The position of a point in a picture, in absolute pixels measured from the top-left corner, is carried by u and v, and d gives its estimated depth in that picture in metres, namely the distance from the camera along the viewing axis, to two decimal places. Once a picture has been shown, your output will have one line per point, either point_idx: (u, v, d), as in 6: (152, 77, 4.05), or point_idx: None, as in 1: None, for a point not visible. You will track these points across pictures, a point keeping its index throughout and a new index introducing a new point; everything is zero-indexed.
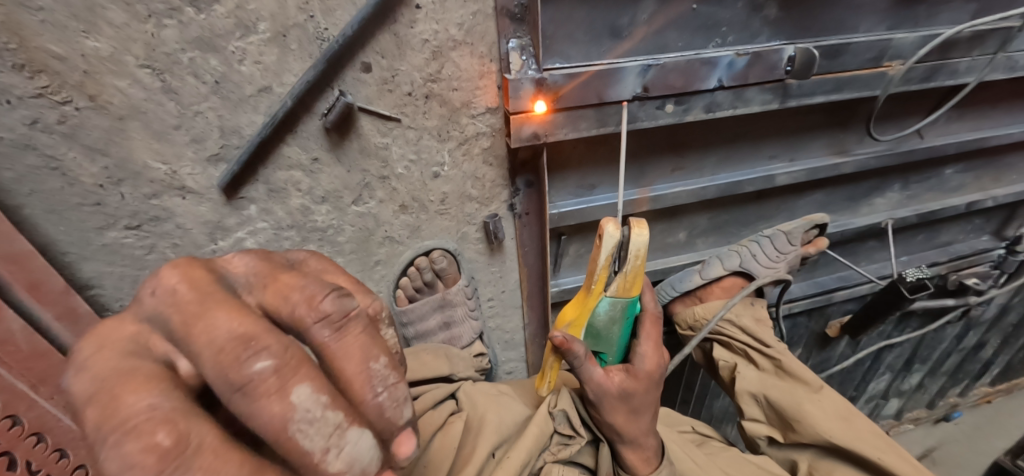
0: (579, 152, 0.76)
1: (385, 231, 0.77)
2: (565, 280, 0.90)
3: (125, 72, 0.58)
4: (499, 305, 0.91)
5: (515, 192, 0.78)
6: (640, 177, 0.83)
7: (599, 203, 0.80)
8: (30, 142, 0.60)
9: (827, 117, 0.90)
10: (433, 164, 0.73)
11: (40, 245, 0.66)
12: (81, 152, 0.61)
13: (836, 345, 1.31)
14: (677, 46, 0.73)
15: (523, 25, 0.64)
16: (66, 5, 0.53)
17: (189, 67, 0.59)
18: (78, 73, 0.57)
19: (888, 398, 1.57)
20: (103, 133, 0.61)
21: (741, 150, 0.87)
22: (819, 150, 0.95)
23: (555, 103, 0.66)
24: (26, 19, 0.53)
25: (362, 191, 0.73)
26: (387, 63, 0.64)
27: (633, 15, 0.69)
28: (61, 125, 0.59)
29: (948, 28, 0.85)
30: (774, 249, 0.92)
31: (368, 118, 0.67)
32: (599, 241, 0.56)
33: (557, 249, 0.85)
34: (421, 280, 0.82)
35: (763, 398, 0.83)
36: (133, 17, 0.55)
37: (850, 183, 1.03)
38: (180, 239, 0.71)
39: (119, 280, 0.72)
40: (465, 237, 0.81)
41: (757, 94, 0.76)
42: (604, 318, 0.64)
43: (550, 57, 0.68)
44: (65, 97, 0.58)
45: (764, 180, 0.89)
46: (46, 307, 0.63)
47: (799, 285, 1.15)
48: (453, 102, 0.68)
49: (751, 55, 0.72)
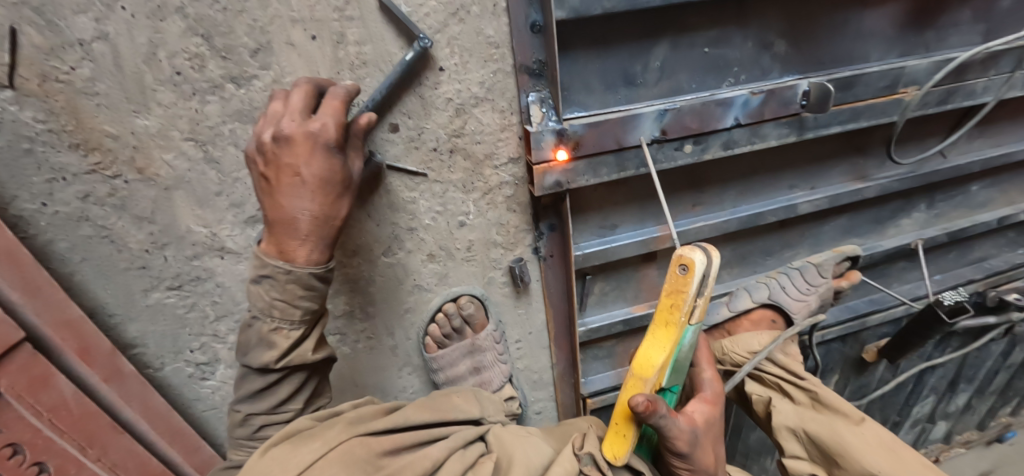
0: (601, 194, 0.78)
1: (414, 279, 0.79)
2: (591, 319, 0.90)
3: (170, 146, 0.61)
4: (527, 346, 0.91)
5: (540, 236, 0.79)
6: (661, 214, 0.84)
7: (622, 243, 0.81)
8: (83, 214, 0.64)
9: (845, 144, 0.90)
10: (459, 214, 0.75)
11: (90, 309, 0.69)
12: (130, 221, 0.65)
13: (875, 370, 1.27)
14: (691, 87, 0.75)
15: (541, 79, 0.67)
16: (119, 89, 0.58)
17: (230, 138, 0.62)
18: (128, 149, 0.61)
19: (935, 421, 1.51)
20: (150, 203, 0.64)
21: (760, 182, 0.88)
22: (840, 177, 0.94)
23: (577, 152, 0.68)
24: (82, 103, 0.57)
25: (392, 242, 0.75)
26: (413, 123, 0.67)
27: (646, 61, 0.71)
28: (111, 197, 0.63)
29: (960, 51, 0.85)
30: (803, 281, 0.91)
31: (397, 175, 0.70)
32: (690, 273, 0.53)
33: (583, 288, 0.86)
34: (450, 326, 0.82)
35: (802, 433, 0.81)
36: (179, 96, 0.59)
37: (873, 206, 1.02)
38: (219, 297, 0.73)
39: (162, 340, 0.75)
40: (492, 282, 0.82)
41: (774, 129, 0.77)
42: (683, 351, 0.60)
43: (568, 107, 0.70)
44: (116, 172, 0.62)
45: (786, 210, 0.89)
46: (93, 370, 0.65)
47: (831, 311, 1.12)
48: (477, 154, 0.71)
49: (765, 93, 0.73)
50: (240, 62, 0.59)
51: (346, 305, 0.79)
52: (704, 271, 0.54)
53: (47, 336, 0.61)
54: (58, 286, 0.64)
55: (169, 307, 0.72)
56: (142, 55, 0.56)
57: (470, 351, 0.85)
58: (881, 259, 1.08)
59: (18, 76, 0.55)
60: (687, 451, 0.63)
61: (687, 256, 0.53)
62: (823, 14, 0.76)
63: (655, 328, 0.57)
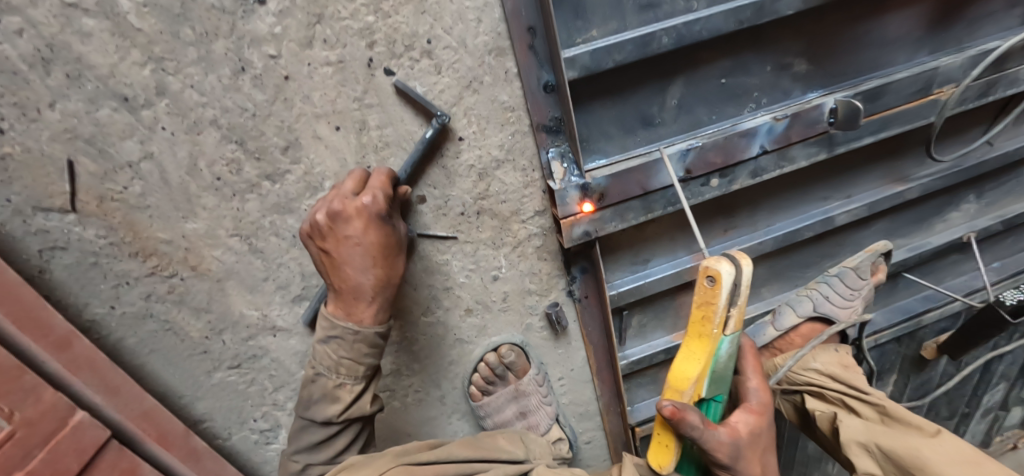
0: (630, 234, 0.78)
1: (454, 334, 0.81)
2: (632, 351, 0.90)
3: (218, 243, 0.65)
4: (570, 382, 0.92)
5: (572, 279, 0.79)
6: (692, 243, 0.83)
7: (656, 278, 0.81)
8: (147, 312, 0.68)
9: (879, 149, 0.87)
10: (491, 268, 0.76)
11: (162, 394, 0.75)
12: (189, 313, 0.70)
13: (936, 365, 1.21)
14: (711, 119, 0.74)
15: (559, 135, 0.68)
16: (167, 200, 0.62)
17: (271, 228, 0.66)
18: (181, 250, 0.65)
19: (1009, 408, 1.43)
20: (206, 295, 0.69)
21: (792, 199, 0.86)
22: (877, 180, 0.91)
23: (602, 202, 0.69)
24: (137, 216, 0.62)
25: (430, 303, 0.77)
26: (439, 192, 0.69)
27: (662, 101, 0.71)
28: (170, 293, 0.68)
29: (996, 41, 0.81)
30: (846, 287, 0.87)
31: (428, 241, 0.72)
32: (712, 284, 0.52)
33: (621, 324, 0.86)
34: (494, 374, 0.84)
35: (877, 450, 0.74)
36: (222, 198, 0.63)
37: (917, 204, 0.98)
38: (275, 370, 0.77)
39: (229, 414, 0.80)
40: (530, 327, 0.83)
41: (802, 149, 0.76)
42: (725, 363, 0.59)
43: (589, 156, 0.70)
44: (172, 271, 0.66)
45: (822, 223, 0.87)
46: (172, 452, 0.70)
47: (882, 314, 1.08)
48: (503, 212, 0.72)
49: (789, 117, 0.72)
50: (272, 160, 0.62)
51: (393, 363, 0.82)
52: (735, 281, 0.53)
53: (128, 428, 0.66)
54: (133, 379, 0.69)
55: (233, 384, 0.77)
56: (185, 167, 0.61)
57: (516, 396, 0.87)
58: (932, 255, 1.03)
59: (78, 200, 0.60)
60: (730, 465, 0.61)
61: (710, 265, 0.52)
62: (843, 26, 0.73)
63: (689, 340, 0.57)
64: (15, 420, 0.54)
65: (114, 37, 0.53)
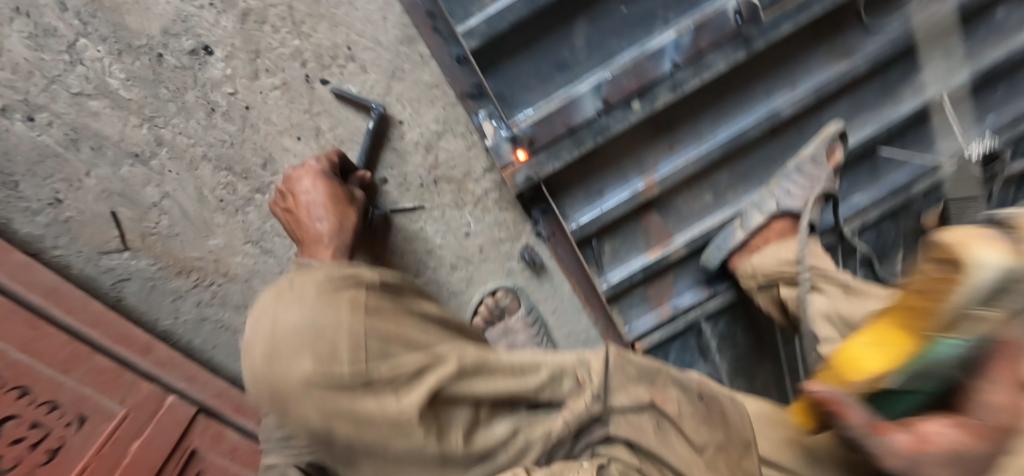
0: (576, 171, 0.87)
1: (448, 288, 0.94)
2: (613, 275, 0.99)
3: (237, 251, 0.82)
4: (563, 313, 1.03)
5: (535, 222, 0.90)
6: (641, 166, 0.90)
7: (611, 204, 0.89)
8: (202, 316, 0.87)
9: (812, 32, 0.88)
10: (461, 226, 0.88)
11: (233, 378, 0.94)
12: (233, 311, 0.87)
13: None
14: (624, 47, 0.79)
15: (484, 97, 0.77)
16: (190, 225, 0.79)
17: (273, 231, 0.81)
18: (212, 263, 0.82)
19: None
20: (240, 295, 0.86)
21: (733, 102, 0.90)
22: (823, 63, 0.91)
23: (533, 147, 0.78)
24: (173, 243, 0.80)
25: (419, 265, 0.90)
26: (397, 171, 0.81)
27: (571, 44, 0.77)
28: (215, 298, 0.86)
29: None
30: (803, 177, 0.89)
31: (401, 214, 0.85)
32: (967, 272, 0.34)
33: (593, 253, 0.96)
34: (491, 315, 0.97)
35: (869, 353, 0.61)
36: (229, 213, 0.79)
37: (879, 75, 0.96)
38: None
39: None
40: (512, 270, 0.95)
41: (719, 55, 0.78)
42: (939, 365, 0.38)
43: (515, 109, 0.79)
44: (211, 280, 0.84)
45: (767, 118, 0.90)
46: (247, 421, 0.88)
47: (868, 194, 1.06)
48: (456, 176, 0.84)
49: (693, 29, 0.77)
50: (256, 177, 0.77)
51: None
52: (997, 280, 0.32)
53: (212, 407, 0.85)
54: (207, 369, 0.88)
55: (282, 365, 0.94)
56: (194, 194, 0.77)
57: (507, 333, 0.98)
58: (914, 122, 1.01)
59: (127, 240, 0.78)
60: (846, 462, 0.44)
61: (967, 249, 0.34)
62: None
63: (893, 335, 0.43)
64: (126, 405, 0.74)
65: (115, 110, 0.69)
